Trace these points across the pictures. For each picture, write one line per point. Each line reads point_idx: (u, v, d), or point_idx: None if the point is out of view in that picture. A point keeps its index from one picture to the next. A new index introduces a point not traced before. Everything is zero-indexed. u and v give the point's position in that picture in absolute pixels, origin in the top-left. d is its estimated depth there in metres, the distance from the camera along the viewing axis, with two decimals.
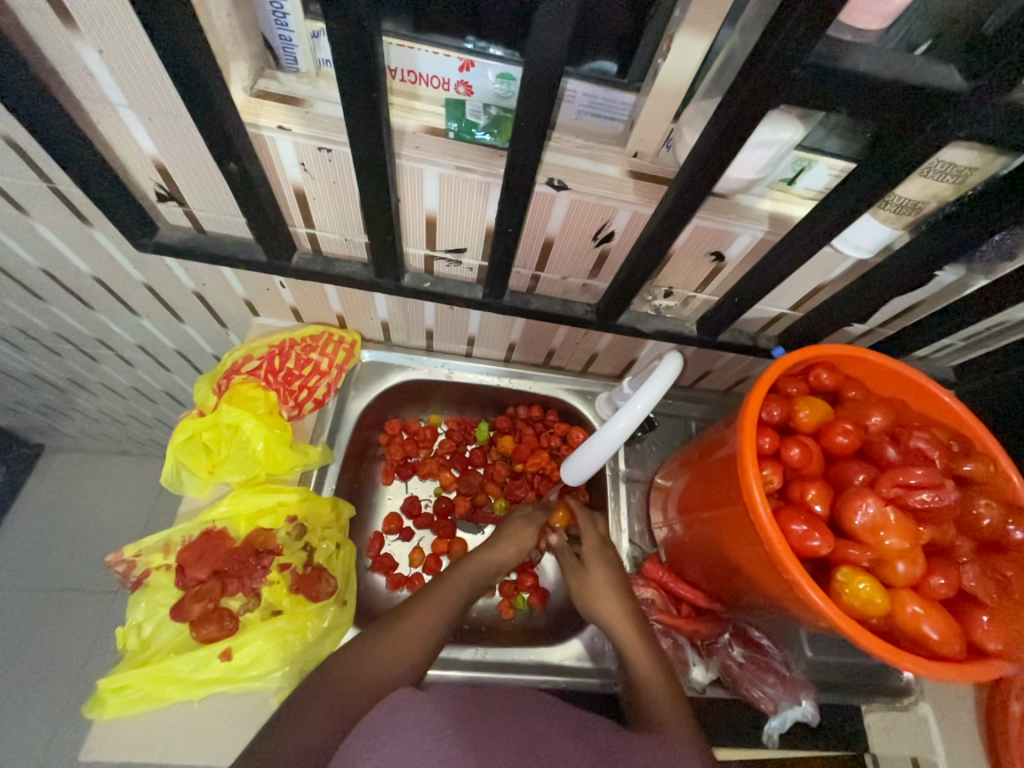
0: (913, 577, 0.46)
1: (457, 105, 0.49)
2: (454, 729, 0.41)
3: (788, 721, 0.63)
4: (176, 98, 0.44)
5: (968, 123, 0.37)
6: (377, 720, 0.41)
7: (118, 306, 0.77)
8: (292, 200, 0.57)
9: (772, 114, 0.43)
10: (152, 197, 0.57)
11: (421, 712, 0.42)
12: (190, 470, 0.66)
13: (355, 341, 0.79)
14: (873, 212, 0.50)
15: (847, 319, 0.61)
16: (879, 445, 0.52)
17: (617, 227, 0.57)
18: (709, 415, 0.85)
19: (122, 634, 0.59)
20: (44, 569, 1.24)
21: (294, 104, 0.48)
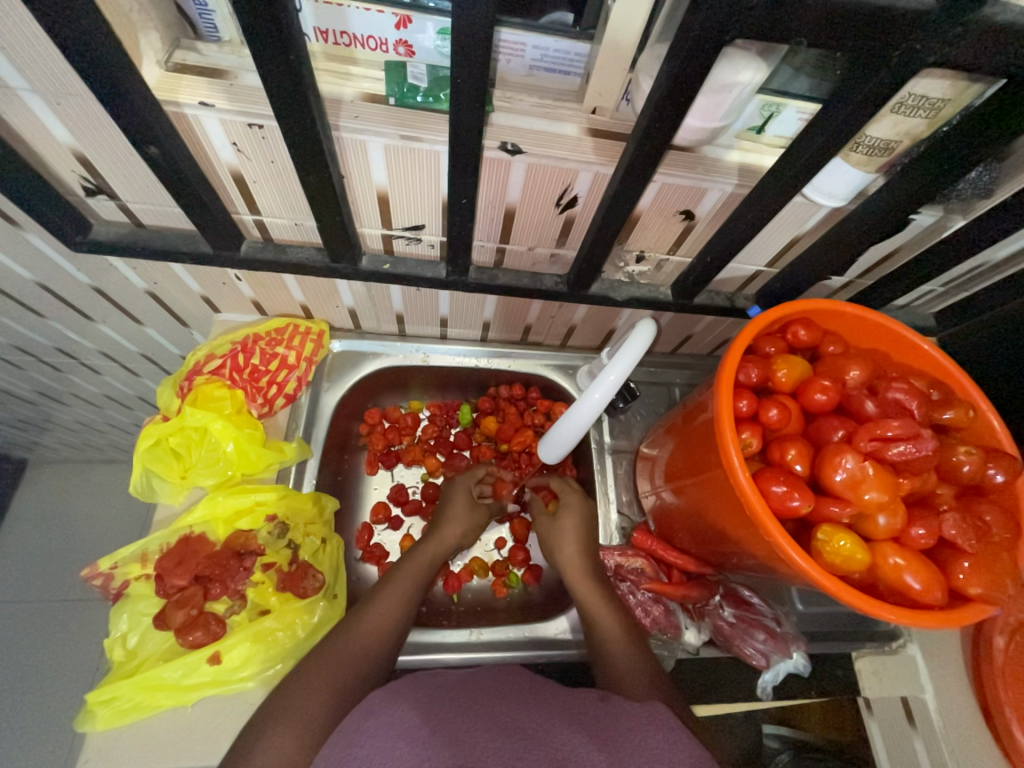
0: (894, 529, 0.46)
1: (397, 68, 0.45)
2: (429, 728, 0.40)
3: (780, 673, 0.66)
4: (79, 78, 0.40)
5: (937, 47, 0.34)
6: (349, 732, 0.41)
7: (70, 313, 0.73)
8: (232, 186, 0.53)
9: (731, 52, 0.39)
10: (81, 193, 0.53)
11: (393, 716, 0.41)
12: (160, 477, 0.65)
13: (323, 331, 0.76)
14: (844, 156, 0.47)
15: (824, 271, 0.59)
16: (857, 400, 0.51)
17: (580, 190, 0.54)
18: (692, 380, 0.84)
19: (108, 646, 0.58)
20: (41, 581, 1.23)
21: (216, 76, 0.44)
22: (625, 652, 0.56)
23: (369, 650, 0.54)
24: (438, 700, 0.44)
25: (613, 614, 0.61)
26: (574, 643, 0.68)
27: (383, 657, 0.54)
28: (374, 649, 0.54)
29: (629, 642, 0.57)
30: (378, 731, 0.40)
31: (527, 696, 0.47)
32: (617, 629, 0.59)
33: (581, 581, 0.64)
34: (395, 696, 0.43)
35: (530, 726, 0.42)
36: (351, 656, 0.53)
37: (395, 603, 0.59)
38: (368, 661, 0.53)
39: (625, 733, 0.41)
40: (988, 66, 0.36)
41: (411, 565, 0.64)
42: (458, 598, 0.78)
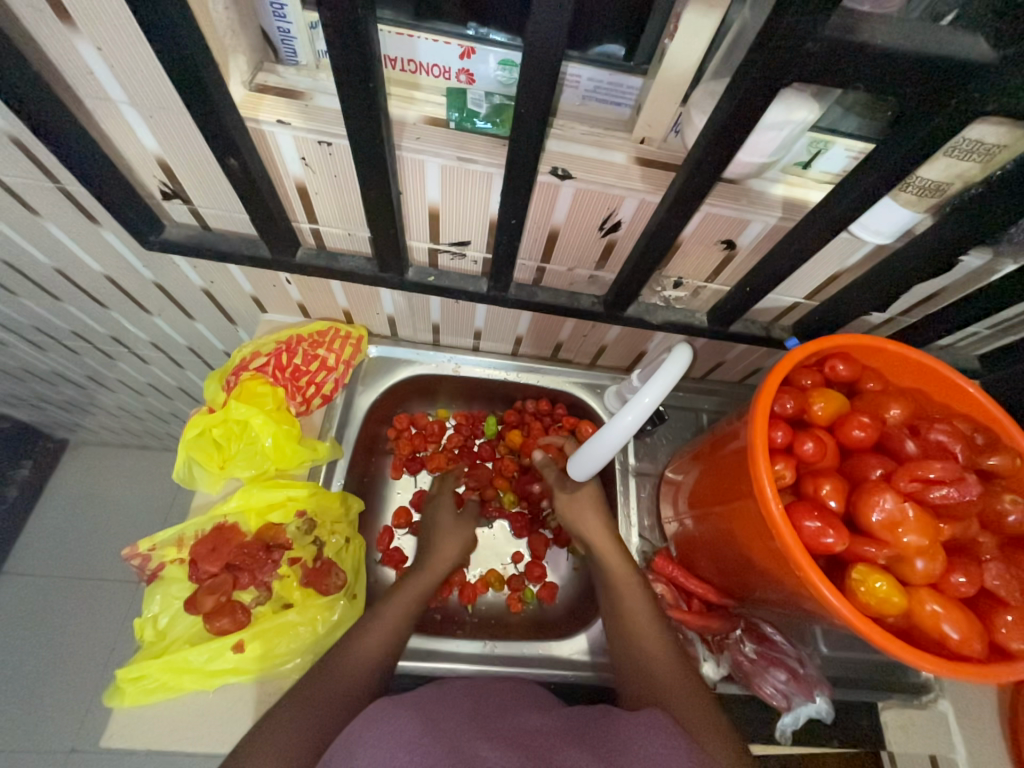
0: (933, 575, 0.45)
1: (458, 94, 0.48)
2: (430, 737, 0.41)
3: (801, 718, 0.63)
4: (174, 94, 0.44)
5: (996, 96, 0.35)
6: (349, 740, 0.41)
7: (130, 304, 0.78)
8: (294, 196, 0.56)
9: (785, 94, 0.41)
10: (157, 196, 0.58)
11: (395, 726, 0.42)
12: (201, 465, 0.67)
13: (362, 336, 0.79)
14: (894, 195, 0.47)
15: (865, 306, 0.59)
16: (897, 439, 0.50)
17: (624, 216, 0.55)
18: (721, 407, 0.83)
19: (140, 625, 0.60)
20: (72, 558, 1.28)
21: (293, 97, 0.47)
22: (669, 668, 0.55)
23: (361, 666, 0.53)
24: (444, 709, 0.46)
25: (658, 629, 0.59)
26: (585, 665, 0.68)
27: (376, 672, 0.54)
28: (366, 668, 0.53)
29: (675, 658, 0.56)
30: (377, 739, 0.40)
31: (533, 712, 0.48)
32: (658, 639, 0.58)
33: (622, 589, 0.62)
34: (395, 705, 0.44)
35: (540, 744, 0.42)
36: (348, 671, 0.52)
37: (397, 616, 0.59)
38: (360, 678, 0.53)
39: (632, 747, 0.41)
40: None
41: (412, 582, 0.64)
42: (472, 609, 0.79)
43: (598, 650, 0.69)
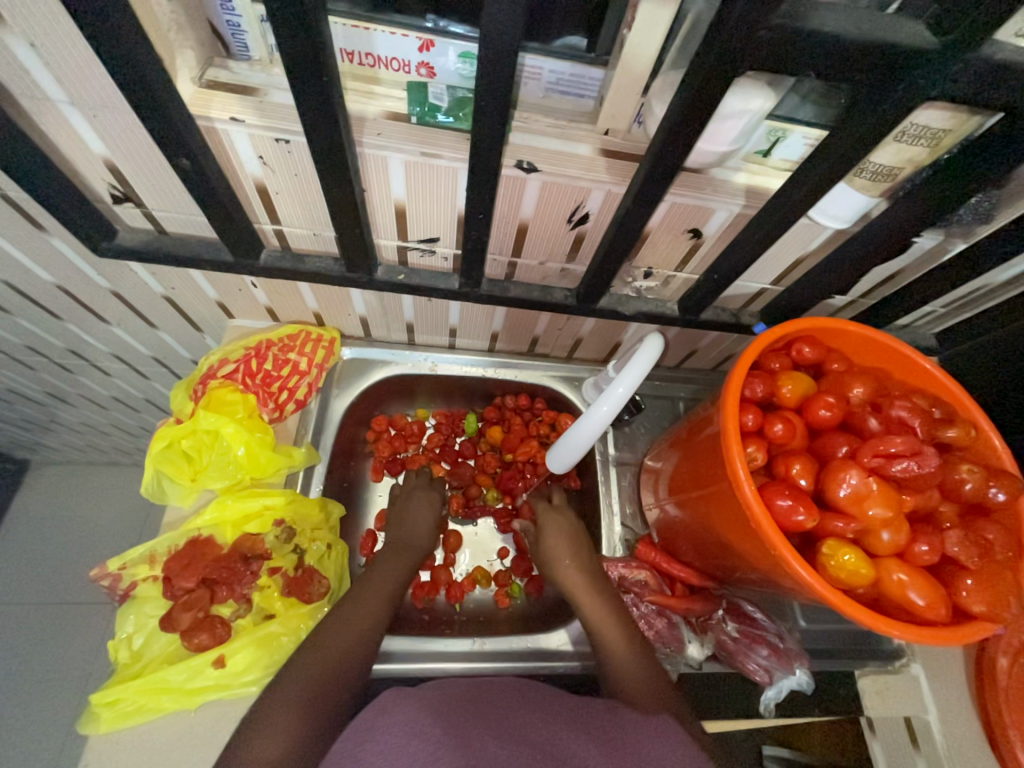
0: (898, 546, 0.46)
1: (419, 88, 0.46)
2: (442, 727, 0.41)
3: (784, 690, 0.65)
4: (118, 92, 0.42)
5: (939, 80, 0.36)
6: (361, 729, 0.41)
7: (86, 315, 0.75)
8: (255, 197, 0.55)
9: (742, 82, 0.41)
10: (108, 201, 0.55)
11: (406, 715, 0.42)
12: (171, 479, 0.65)
13: (335, 338, 0.77)
14: (849, 180, 0.49)
15: (828, 290, 0.61)
16: (862, 417, 0.52)
17: (592, 208, 0.55)
18: (696, 394, 0.85)
19: (113, 647, 0.58)
20: (41, 583, 1.23)
21: (246, 93, 0.45)
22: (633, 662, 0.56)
23: (348, 647, 0.53)
24: (450, 698, 0.46)
25: (622, 626, 0.60)
26: (575, 655, 0.68)
27: (363, 652, 0.54)
28: (353, 648, 0.53)
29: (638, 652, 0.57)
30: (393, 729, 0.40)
31: (528, 702, 0.48)
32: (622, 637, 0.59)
33: (592, 599, 0.62)
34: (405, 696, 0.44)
35: (536, 739, 0.42)
36: (336, 649, 0.53)
37: (382, 592, 0.60)
38: (348, 658, 0.52)
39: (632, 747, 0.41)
40: (991, 98, 0.37)
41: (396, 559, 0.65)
42: (460, 607, 0.78)
43: (585, 639, 0.69)
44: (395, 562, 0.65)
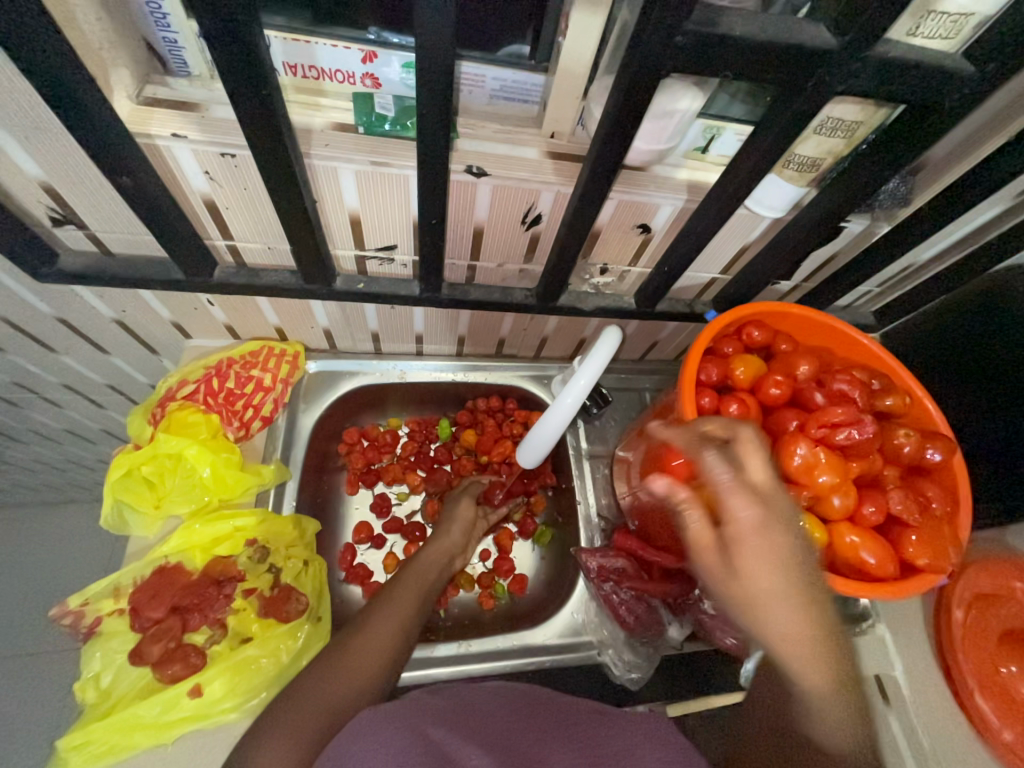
0: (848, 510, 0.49)
1: (364, 99, 0.47)
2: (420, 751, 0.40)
3: (761, 661, 0.67)
4: (50, 112, 0.41)
5: (844, 77, 0.39)
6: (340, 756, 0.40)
7: (30, 344, 0.72)
8: (204, 214, 0.54)
9: (673, 81, 0.44)
10: (47, 224, 0.53)
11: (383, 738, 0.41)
12: (133, 507, 0.63)
13: (298, 352, 0.76)
14: (778, 172, 0.52)
15: (772, 276, 0.64)
16: (808, 392, 0.55)
17: (543, 209, 0.57)
18: (660, 384, 0.87)
19: (79, 688, 0.55)
20: None
21: (188, 109, 0.45)
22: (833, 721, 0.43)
23: (371, 664, 0.53)
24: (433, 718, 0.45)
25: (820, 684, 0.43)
26: (559, 648, 0.69)
27: (384, 668, 0.54)
28: (375, 664, 0.53)
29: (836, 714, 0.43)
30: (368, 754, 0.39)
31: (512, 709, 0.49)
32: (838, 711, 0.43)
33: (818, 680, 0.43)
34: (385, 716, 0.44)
35: None
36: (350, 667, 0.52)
37: (400, 611, 0.59)
38: (366, 676, 0.52)
39: None
40: (891, 92, 0.41)
41: (413, 576, 0.65)
42: (445, 612, 0.78)
43: (570, 631, 0.71)
44: (422, 573, 0.66)
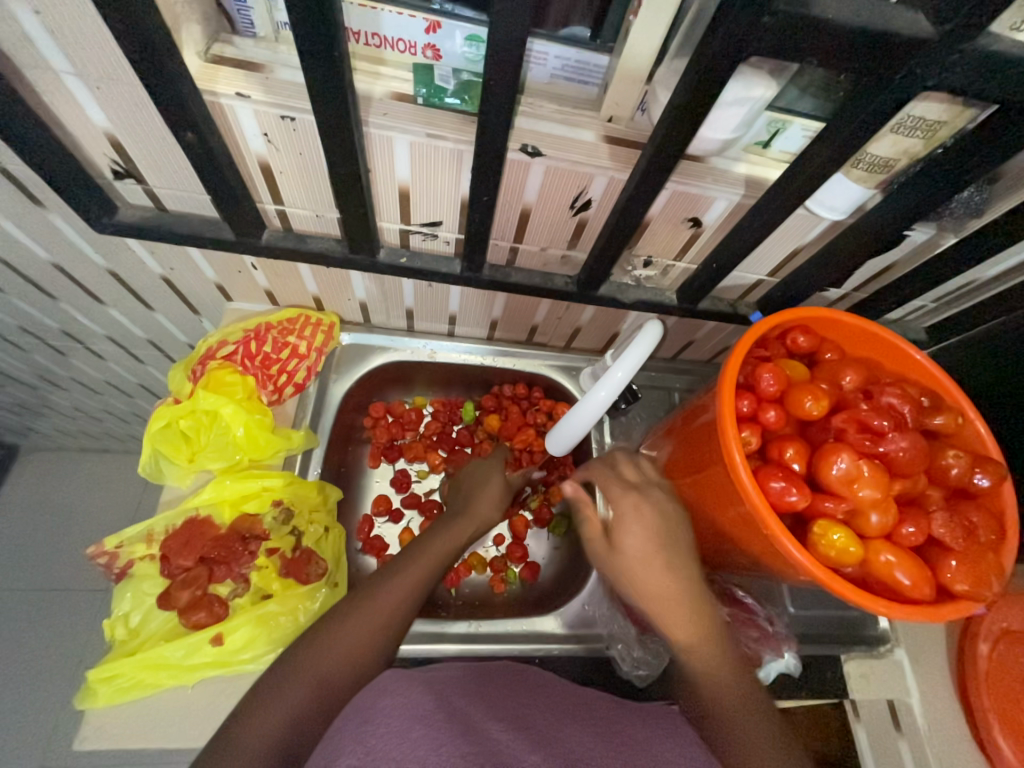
0: (886, 527, 0.48)
1: (425, 70, 0.47)
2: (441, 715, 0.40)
3: (771, 673, 0.67)
4: (124, 63, 0.42)
5: (937, 70, 0.37)
6: (363, 708, 0.41)
7: (81, 294, 0.74)
8: (257, 176, 0.55)
9: (745, 71, 0.42)
10: (109, 176, 0.55)
11: (408, 697, 0.42)
12: (169, 459, 0.65)
13: (334, 323, 0.77)
14: (845, 171, 0.50)
15: (824, 282, 0.62)
16: (854, 402, 0.53)
17: (594, 194, 0.56)
18: (691, 386, 0.86)
19: (109, 625, 0.58)
20: (31, 569, 1.22)
21: (252, 70, 0.45)
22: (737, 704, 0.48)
23: (385, 628, 0.54)
24: (450, 688, 0.46)
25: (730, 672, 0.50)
26: (568, 638, 0.69)
27: (395, 633, 0.54)
28: (387, 628, 0.54)
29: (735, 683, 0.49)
30: (391, 709, 0.40)
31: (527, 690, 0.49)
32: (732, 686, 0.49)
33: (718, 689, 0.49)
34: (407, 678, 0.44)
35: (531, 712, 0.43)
36: (364, 629, 0.53)
37: (415, 579, 0.58)
38: (377, 641, 0.53)
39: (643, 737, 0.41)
40: (987, 89, 0.38)
41: (415, 565, 0.60)
42: (456, 592, 0.79)
43: (580, 623, 0.71)
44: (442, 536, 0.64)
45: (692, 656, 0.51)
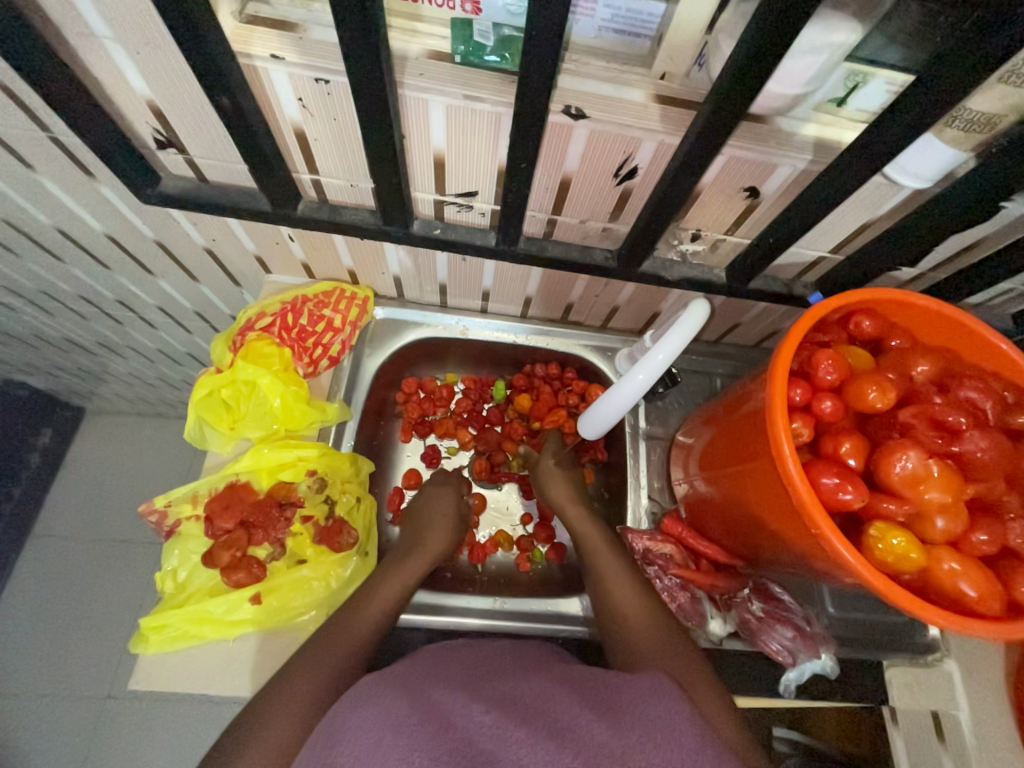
0: (952, 534, 0.44)
1: (463, 25, 0.43)
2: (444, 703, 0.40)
3: (805, 672, 0.64)
4: (160, 25, 0.41)
5: None
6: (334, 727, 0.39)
7: (133, 265, 0.77)
8: (292, 143, 0.54)
9: (823, 12, 0.37)
10: (152, 145, 0.55)
11: (381, 705, 0.40)
12: (212, 426, 0.68)
13: (368, 297, 0.77)
14: (937, 132, 0.43)
15: (897, 259, 0.55)
16: (925, 395, 0.49)
17: (641, 161, 0.52)
18: (735, 371, 0.81)
19: (160, 578, 0.62)
20: (97, 520, 1.33)
21: (286, 29, 0.44)
22: (649, 628, 0.55)
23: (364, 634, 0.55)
24: (472, 666, 0.46)
25: (639, 595, 0.59)
26: (593, 622, 0.69)
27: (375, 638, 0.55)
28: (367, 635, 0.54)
29: (651, 615, 0.57)
30: (364, 724, 0.39)
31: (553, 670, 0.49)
32: (641, 608, 0.58)
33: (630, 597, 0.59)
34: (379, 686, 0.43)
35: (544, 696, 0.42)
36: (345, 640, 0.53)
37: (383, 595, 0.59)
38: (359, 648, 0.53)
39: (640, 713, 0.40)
40: None
41: (380, 584, 0.60)
42: (482, 567, 0.80)
43: None
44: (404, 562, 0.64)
45: (613, 591, 0.60)
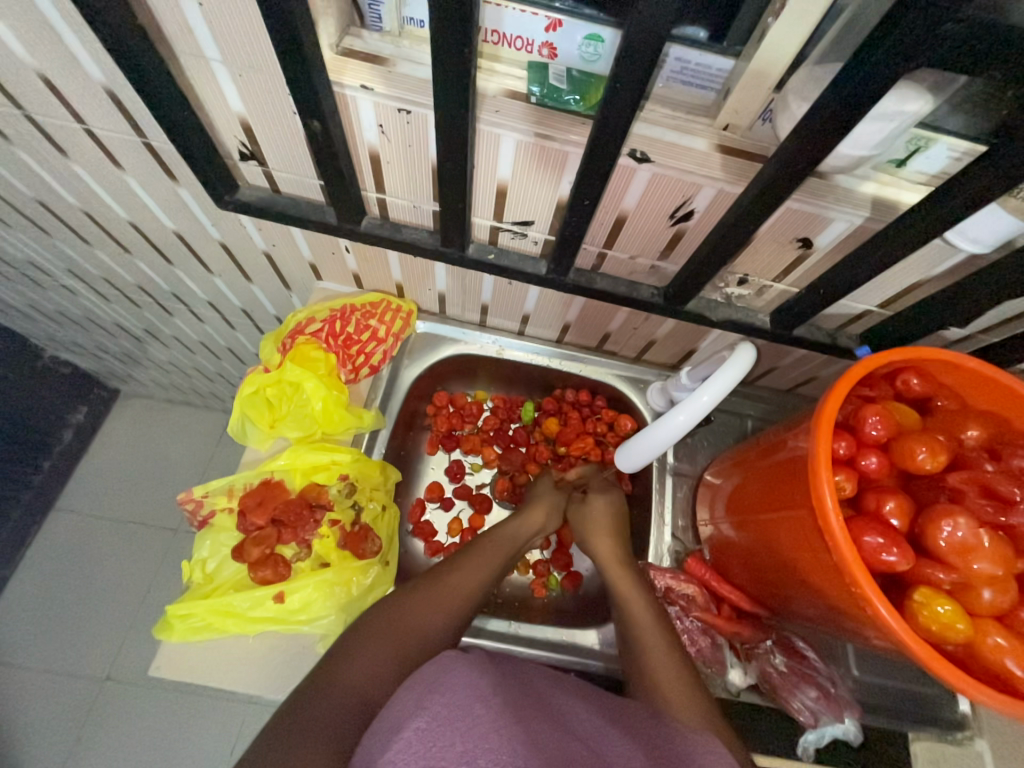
0: (999, 607, 0.43)
1: (540, 69, 0.46)
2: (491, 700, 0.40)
3: (825, 737, 0.61)
4: (268, 53, 0.45)
5: None
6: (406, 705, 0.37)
7: (194, 262, 0.81)
8: (366, 163, 0.57)
9: (899, 83, 0.38)
10: (235, 156, 0.59)
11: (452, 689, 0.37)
12: (253, 423, 0.70)
13: (412, 311, 0.80)
14: (1002, 201, 0.44)
15: (947, 320, 0.55)
16: (975, 461, 0.48)
17: (697, 205, 0.53)
18: (767, 414, 0.80)
19: (190, 567, 0.64)
20: (118, 501, 1.37)
21: (378, 63, 0.47)
22: (676, 676, 0.54)
23: (434, 620, 0.56)
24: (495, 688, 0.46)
25: (667, 642, 0.58)
26: (608, 656, 0.68)
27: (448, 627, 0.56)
28: (438, 623, 0.56)
29: (678, 663, 0.56)
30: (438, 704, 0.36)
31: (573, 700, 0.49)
32: (665, 655, 0.56)
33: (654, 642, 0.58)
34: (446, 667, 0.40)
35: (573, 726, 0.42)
36: (420, 624, 0.55)
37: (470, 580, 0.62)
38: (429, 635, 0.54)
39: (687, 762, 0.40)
40: None
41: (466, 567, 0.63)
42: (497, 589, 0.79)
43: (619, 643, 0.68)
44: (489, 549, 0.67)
45: (638, 630, 0.60)
